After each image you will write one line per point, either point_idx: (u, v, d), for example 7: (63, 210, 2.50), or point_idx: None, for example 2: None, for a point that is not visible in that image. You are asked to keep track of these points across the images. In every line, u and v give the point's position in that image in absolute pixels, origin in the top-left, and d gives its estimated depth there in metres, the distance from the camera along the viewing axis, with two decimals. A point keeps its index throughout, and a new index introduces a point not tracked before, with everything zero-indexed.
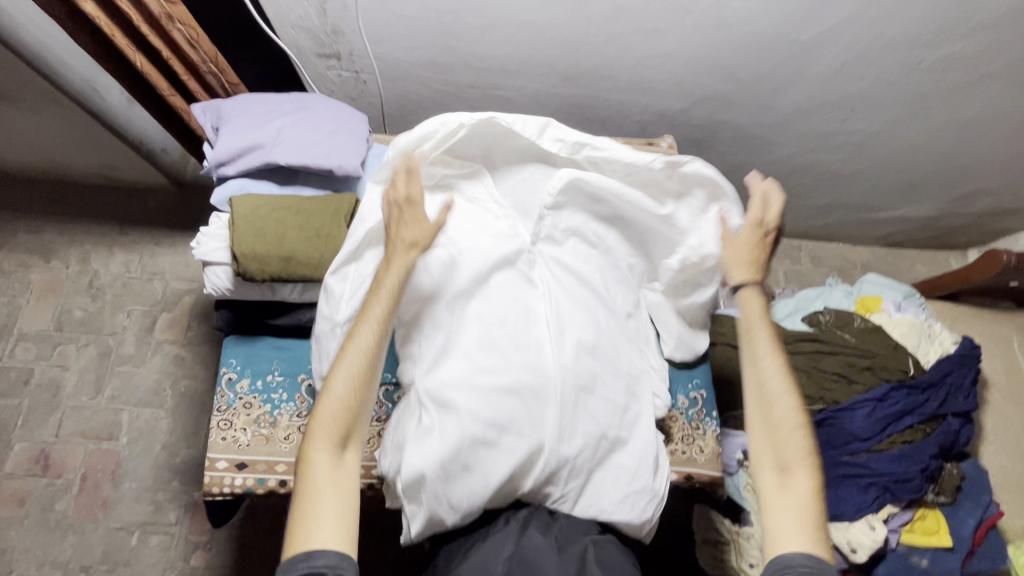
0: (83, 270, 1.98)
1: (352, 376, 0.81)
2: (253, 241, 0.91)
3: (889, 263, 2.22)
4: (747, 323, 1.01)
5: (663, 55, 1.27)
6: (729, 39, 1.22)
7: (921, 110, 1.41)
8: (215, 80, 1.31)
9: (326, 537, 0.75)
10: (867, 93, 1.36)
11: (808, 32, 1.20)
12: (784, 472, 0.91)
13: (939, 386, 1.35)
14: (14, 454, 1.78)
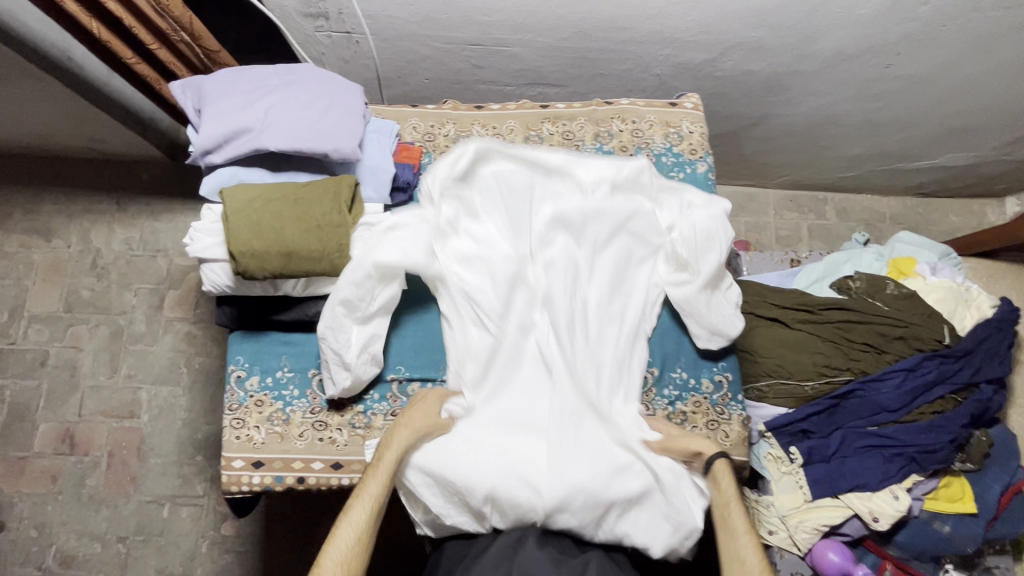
0: (85, 249, 1.94)
1: (368, 504, 0.80)
2: (250, 238, 0.85)
3: (920, 214, 2.10)
4: (723, 503, 0.85)
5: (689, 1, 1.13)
6: None
7: (976, 51, 1.27)
8: (189, 49, 1.20)
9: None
10: (917, 35, 1.21)
11: None
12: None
13: (974, 355, 1.30)
14: (41, 434, 1.81)
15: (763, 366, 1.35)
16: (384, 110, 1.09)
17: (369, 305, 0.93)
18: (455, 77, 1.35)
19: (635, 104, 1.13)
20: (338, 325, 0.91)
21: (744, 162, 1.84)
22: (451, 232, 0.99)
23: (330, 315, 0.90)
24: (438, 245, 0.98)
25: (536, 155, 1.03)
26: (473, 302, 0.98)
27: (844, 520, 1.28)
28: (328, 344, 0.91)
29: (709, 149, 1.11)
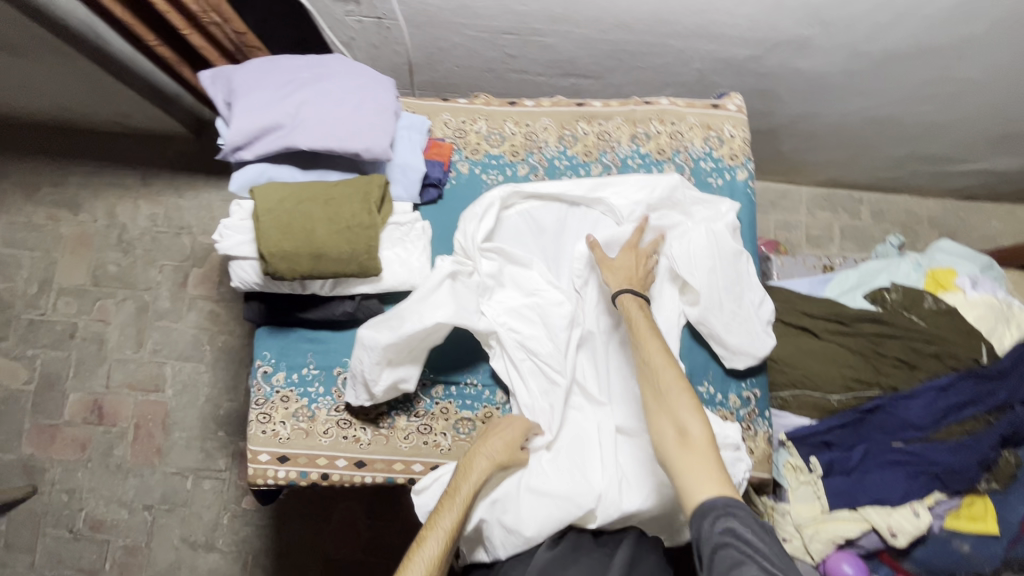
0: (111, 224, 1.95)
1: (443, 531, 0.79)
2: (280, 239, 0.84)
3: (959, 217, 2.03)
4: (639, 330, 0.89)
5: None
6: None
7: None
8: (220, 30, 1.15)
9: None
10: (980, 35, 1.14)
11: None
12: (680, 440, 0.78)
13: (1012, 375, 1.26)
14: (71, 403, 1.87)
15: (788, 376, 1.33)
16: (415, 103, 1.06)
17: (411, 347, 0.91)
18: (486, 65, 1.31)
19: (675, 105, 1.08)
20: (375, 358, 0.88)
21: (780, 160, 1.78)
22: (495, 285, 0.99)
23: (370, 342, 0.88)
24: (484, 302, 0.97)
25: (565, 188, 1.02)
26: (528, 349, 0.96)
27: (861, 533, 1.27)
28: (361, 366, 0.89)
29: (750, 155, 1.07)
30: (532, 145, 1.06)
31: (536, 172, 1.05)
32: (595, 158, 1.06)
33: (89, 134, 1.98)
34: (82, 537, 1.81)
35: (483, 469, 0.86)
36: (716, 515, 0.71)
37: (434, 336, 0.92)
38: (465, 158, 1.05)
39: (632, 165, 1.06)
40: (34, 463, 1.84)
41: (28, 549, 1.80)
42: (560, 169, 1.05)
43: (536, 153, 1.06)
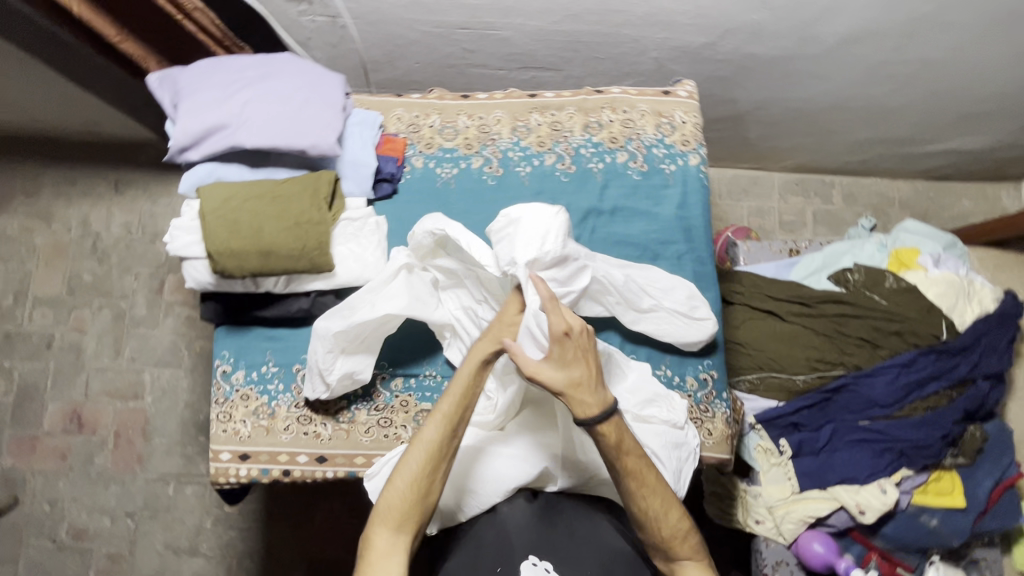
0: (85, 233, 1.95)
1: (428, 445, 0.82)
2: (228, 237, 0.85)
3: (930, 198, 2.04)
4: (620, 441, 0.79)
5: None
6: None
7: (992, 31, 1.20)
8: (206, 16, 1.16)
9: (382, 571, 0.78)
10: (927, 15, 1.15)
11: None
12: (670, 555, 0.85)
13: (972, 350, 1.28)
14: (50, 413, 1.87)
15: (755, 360, 1.34)
16: (367, 100, 1.06)
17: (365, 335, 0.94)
18: (445, 61, 1.32)
19: (627, 94, 1.09)
20: (327, 347, 0.91)
21: (748, 146, 1.79)
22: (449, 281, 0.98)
23: (323, 333, 0.91)
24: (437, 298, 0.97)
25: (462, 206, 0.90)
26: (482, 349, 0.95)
27: (831, 512, 1.28)
28: (314, 358, 0.92)
29: (703, 140, 1.08)
30: (486, 138, 1.07)
31: (490, 164, 1.06)
32: (548, 148, 1.06)
33: (60, 143, 1.97)
34: (65, 547, 1.81)
35: (467, 385, 0.84)
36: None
37: (387, 327, 0.95)
38: (419, 153, 1.05)
39: (586, 154, 1.06)
40: (15, 474, 1.84)
41: (12, 561, 1.80)
42: (513, 160, 1.06)
43: (490, 145, 1.06)
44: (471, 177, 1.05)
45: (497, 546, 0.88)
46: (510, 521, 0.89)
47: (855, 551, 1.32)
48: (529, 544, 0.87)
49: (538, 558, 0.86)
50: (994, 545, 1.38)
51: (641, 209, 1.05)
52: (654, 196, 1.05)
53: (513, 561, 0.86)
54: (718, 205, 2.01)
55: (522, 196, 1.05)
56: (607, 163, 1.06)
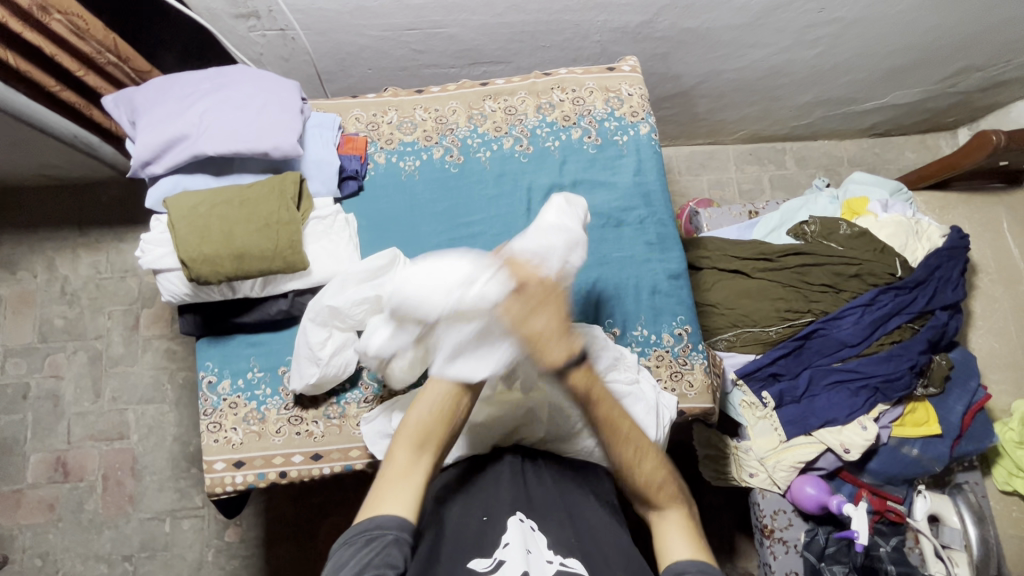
0: (52, 278, 1.92)
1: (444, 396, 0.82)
2: (199, 244, 0.86)
3: (876, 153, 2.14)
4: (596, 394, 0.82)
5: None
6: None
7: None
8: (117, 69, 1.30)
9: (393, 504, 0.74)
10: None
11: None
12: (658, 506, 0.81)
13: (927, 284, 1.36)
14: (33, 465, 1.82)
15: (728, 318, 1.39)
16: (324, 104, 1.09)
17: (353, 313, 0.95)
18: (397, 64, 1.35)
19: (574, 73, 1.14)
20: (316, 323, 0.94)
21: (698, 121, 1.86)
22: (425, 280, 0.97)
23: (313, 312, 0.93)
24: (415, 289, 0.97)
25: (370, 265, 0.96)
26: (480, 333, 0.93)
27: (817, 455, 1.33)
28: (305, 338, 0.94)
29: (650, 110, 1.13)
30: (443, 129, 1.10)
31: (450, 153, 1.09)
32: (505, 132, 1.11)
33: (18, 191, 1.95)
34: None
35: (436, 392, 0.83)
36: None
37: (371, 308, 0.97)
38: (380, 149, 1.08)
39: (541, 134, 1.11)
40: (1, 532, 1.78)
41: None
42: (471, 147, 1.10)
43: (448, 135, 1.10)
44: (433, 167, 1.09)
45: (483, 500, 0.87)
46: (505, 481, 0.89)
47: (845, 490, 1.36)
48: (517, 504, 0.85)
49: (524, 516, 0.84)
50: (972, 468, 1.45)
51: (599, 180, 1.09)
52: (610, 167, 1.10)
53: (501, 516, 0.83)
54: (679, 181, 2.08)
55: (485, 181, 1.08)
56: (563, 141, 1.11)
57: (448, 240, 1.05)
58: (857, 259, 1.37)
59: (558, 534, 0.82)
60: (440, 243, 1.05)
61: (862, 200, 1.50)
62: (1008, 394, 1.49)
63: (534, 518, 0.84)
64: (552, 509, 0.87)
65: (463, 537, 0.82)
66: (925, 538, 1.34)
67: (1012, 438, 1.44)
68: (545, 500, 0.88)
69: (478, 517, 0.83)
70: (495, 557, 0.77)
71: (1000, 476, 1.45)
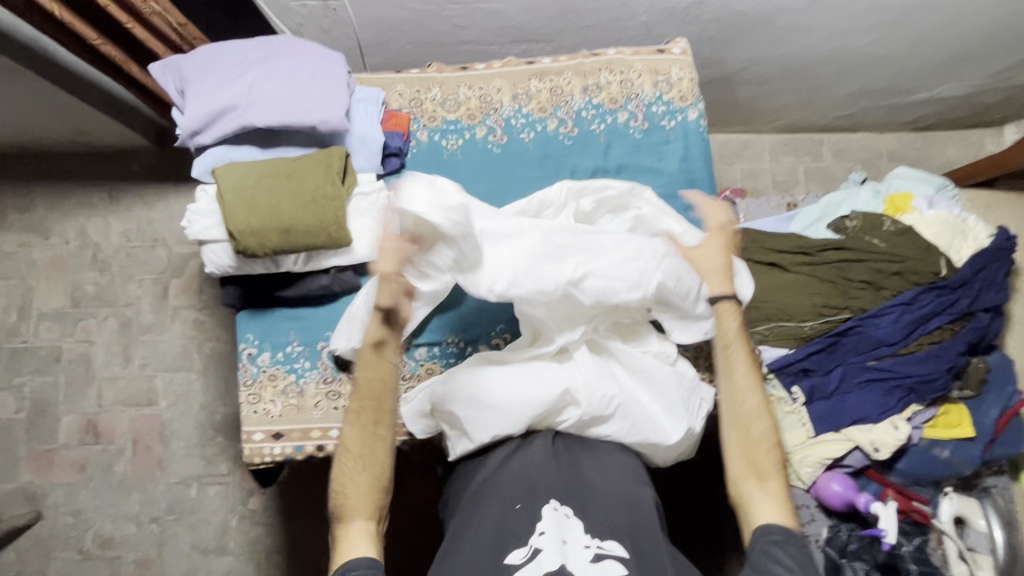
0: (84, 244, 1.94)
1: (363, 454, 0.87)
2: (246, 217, 0.86)
3: (917, 148, 2.08)
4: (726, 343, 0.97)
5: None
6: None
7: None
8: (161, 20, 1.26)
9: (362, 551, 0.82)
10: None
11: None
12: (756, 477, 0.91)
13: (971, 284, 1.32)
14: (66, 426, 1.87)
15: (762, 311, 1.37)
16: (367, 78, 1.07)
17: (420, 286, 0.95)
18: (438, 39, 1.33)
19: (623, 54, 1.11)
20: (385, 289, 0.94)
21: (738, 108, 1.81)
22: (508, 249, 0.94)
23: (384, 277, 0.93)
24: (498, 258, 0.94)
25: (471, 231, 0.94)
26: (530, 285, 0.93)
27: (846, 453, 1.31)
28: (370, 302, 0.94)
29: (700, 95, 1.10)
30: (488, 108, 1.08)
31: (494, 133, 1.08)
32: (550, 113, 1.08)
33: (52, 157, 1.96)
34: (92, 556, 1.81)
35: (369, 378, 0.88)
36: (772, 540, 0.84)
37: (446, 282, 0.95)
38: (423, 127, 1.07)
39: (587, 117, 1.08)
40: (35, 489, 1.84)
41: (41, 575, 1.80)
42: (515, 128, 1.08)
43: (492, 114, 1.08)
44: (476, 147, 1.07)
45: (517, 485, 0.88)
46: (536, 465, 0.90)
47: (870, 489, 1.35)
48: (552, 489, 0.87)
49: (559, 503, 0.86)
50: (1002, 473, 1.43)
51: (643, 165, 1.07)
52: (656, 153, 1.08)
53: (535, 503, 0.85)
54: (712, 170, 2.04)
55: (528, 163, 1.07)
56: (608, 124, 1.08)
57: None
58: (899, 257, 1.35)
59: (592, 520, 0.84)
60: None
61: (906, 197, 1.47)
62: None
63: (569, 504, 0.86)
64: (588, 495, 0.88)
65: (500, 521, 0.84)
66: (951, 540, 1.33)
67: None
68: (580, 483, 0.89)
69: (513, 505, 0.86)
70: (531, 545, 0.81)
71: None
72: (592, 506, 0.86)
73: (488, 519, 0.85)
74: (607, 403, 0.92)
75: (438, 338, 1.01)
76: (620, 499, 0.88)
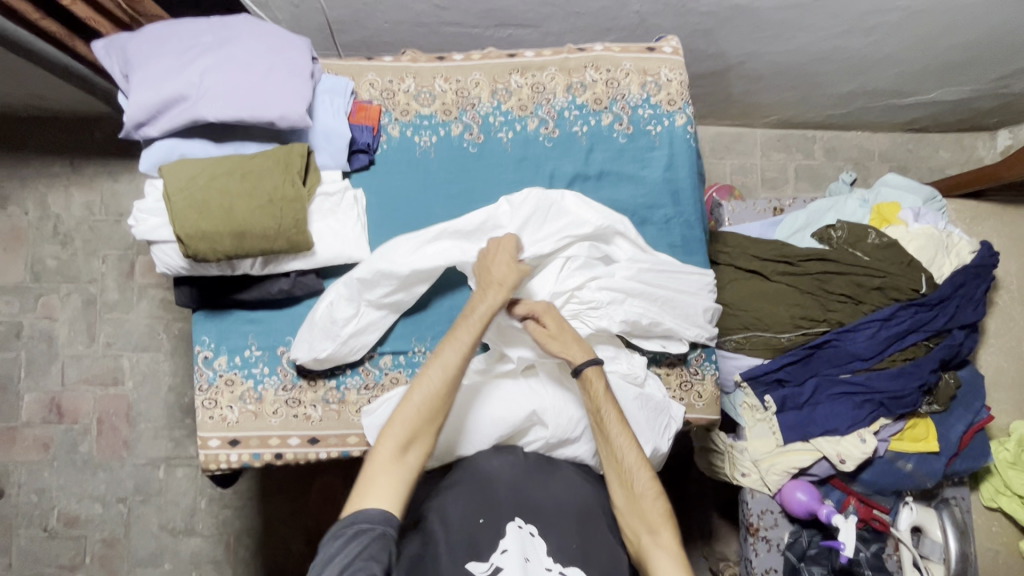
0: (44, 216, 1.85)
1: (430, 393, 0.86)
2: (196, 219, 0.80)
3: (909, 151, 2.04)
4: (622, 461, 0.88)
5: None
6: None
7: None
8: None
9: (375, 500, 0.80)
10: None
11: None
12: (649, 530, 0.85)
13: (949, 302, 1.32)
14: (27, 403, 1.82)
15: (739, 320, 1.35)
16: (336, 64, 1.00)
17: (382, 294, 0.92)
18: (417, 19, 1.25)
19: (611, 51, 1.04)
20: (347, 296, 0.92)
21: (731, 103, 1.75)
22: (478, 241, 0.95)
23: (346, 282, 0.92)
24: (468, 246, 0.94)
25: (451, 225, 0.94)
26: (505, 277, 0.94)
27: (812, 462, 1.33)
28: (332, 309, 0.92)
29: (689, 99, 1.04)
30: (464, 102, 1.02)
31: (470, 131, 1.02)
32: (530, 111, 1.02)
33: (6, 120, 1.84)
34: (58, 534, 1.79)
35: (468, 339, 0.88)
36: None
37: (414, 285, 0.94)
38: (395, 121, 1.00)
39: (569, 117, 1.03)
40: None
41: (4, 552, 1.79)
42: (493, 126, 1.02)
43: (469, 110, 1.02)
44: (451, 145, 1.01)
45: (482, 498, 0.87)
46: (502, 481, 0.89)
47: (833, 498, 1.37)
48: (516, 506, 0.86)
49: (524, 521, 0.85)
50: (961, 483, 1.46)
51: (626, 173, 1.03)
52: (640, 159, 1.03)
53: (500, 521, 0.84)
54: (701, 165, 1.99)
55: (505, 165, 1.01)
56: (591, 126, 1.03)
57: None
58: (879, 271, 1.33)
59: (557, 541, 0.84)
60: None
61: (893, 207, 1.44)
62: (1008, 414, 1.49)
63: (535, 523, 0.85)
64: (556, 511, 0.87)
65: (461, 538, 0.83)
66: (906, 549, 1.35)
67: (1004, 457, 1.44)
68: (548, 501, 0.88)
69: (474, 519, 0.84)
70: (494, 564, 0.81)
71: (985, 492, 1.47)
72: (558, 527, 0.85)
73: (449, 535, 0.83)
74: (574, 426, 0.94)
75: (403, 347, 0.98)
76: (584, 524, 0.87)
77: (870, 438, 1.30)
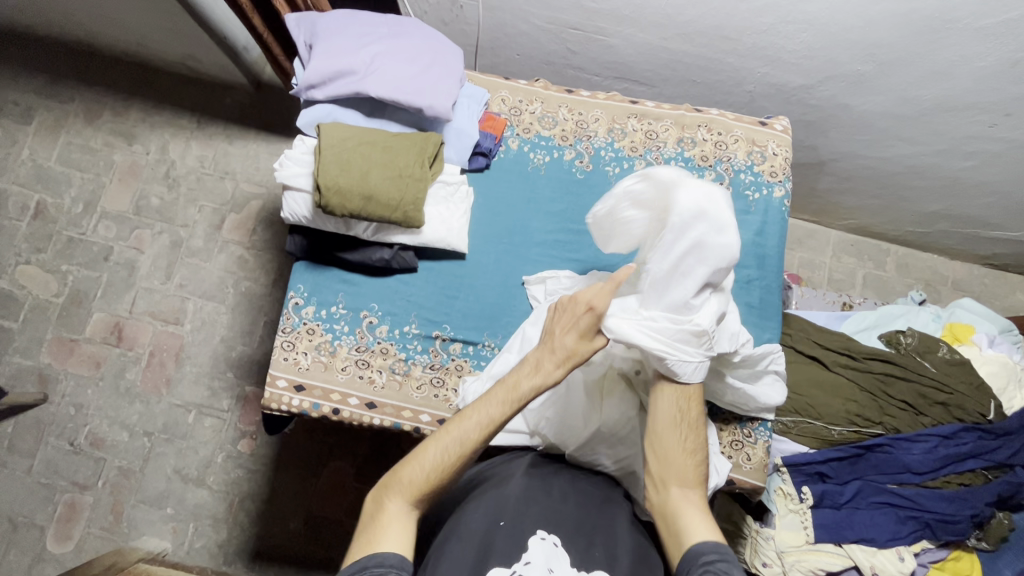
0: (161, 159, 2.04)
1: (445, 451, 0.82)
2: (336, 174, 0.89)
3: (984, 285, 2.02)
4: (662, 417, 0.92)
5: (793, 27, 1.15)
6: (878, 15, 1.08)
7: None
8: None
9: (392, 542, 0.77)
10: None
11: (967, 20, 1.05)
12: (680, 485, 0.88)
13: (1016, 437, 1.28)
14: (94, 321, 1.94)
15: (793, 402, 1.33)
16: (477, 77, 1.11)
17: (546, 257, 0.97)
18: (547, 57, 1.38)
19: (725, 117, 1.12)
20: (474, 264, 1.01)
21: (813, 198, 1.80)
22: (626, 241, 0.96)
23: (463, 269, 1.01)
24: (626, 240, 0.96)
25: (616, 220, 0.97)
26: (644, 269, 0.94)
27: (842, 570, 1.24)
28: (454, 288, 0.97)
29: (790, 175, 1.10)
30: (581, 133, 1.11)
31: (581, 159, 1.10)
32: (639, 154, 1.10)
33: (157, 72, 2.07)
34: (81, 452, 1.86)
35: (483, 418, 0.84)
36: (704, 561, 0.78)
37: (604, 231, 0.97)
38: (516, 135, 1.10)
39: (675, 167, 1.09)
40: (49, 372, 1.91)
41: (29, 455, 1.86)
42: (603, 159, 1.10)
43: (584, 140, 1.10)
44: (562, 167, 1.09)
45: (508, 506, 0.90)
46: (523, 495, 0.92)
47: None
48: (539, 519, 0.88)
49: (547, 532, 0.86)
50: None
51: None
52: (734, 220, 1.08)
53: (522, 530, 0.86)
54: None
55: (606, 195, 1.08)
56: (694, 179, 1.09)
57: (554, 240, 1.06)
58: (944, 386, 1.31)
59: (580, 553, 0.85)
60: (544, 238, 1.06)
61: (966, 328, 1.43)
62: None
63: (557, 534, 0.86)
64: (579, 527, 0.89)
65: (483, 541, 0.85)
66: None
67: None
68: (571, 517, 0.90)
69: (495, 522, 0.87)
70: (516, 570, 0.81)
71: None
72: (579, 541, 0.86)
73: (474, 538, 0.85)
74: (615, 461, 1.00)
75: (473, 340, 1.02)
76: (608, 544, 0.87)
77: (909, 558, 1.24)
